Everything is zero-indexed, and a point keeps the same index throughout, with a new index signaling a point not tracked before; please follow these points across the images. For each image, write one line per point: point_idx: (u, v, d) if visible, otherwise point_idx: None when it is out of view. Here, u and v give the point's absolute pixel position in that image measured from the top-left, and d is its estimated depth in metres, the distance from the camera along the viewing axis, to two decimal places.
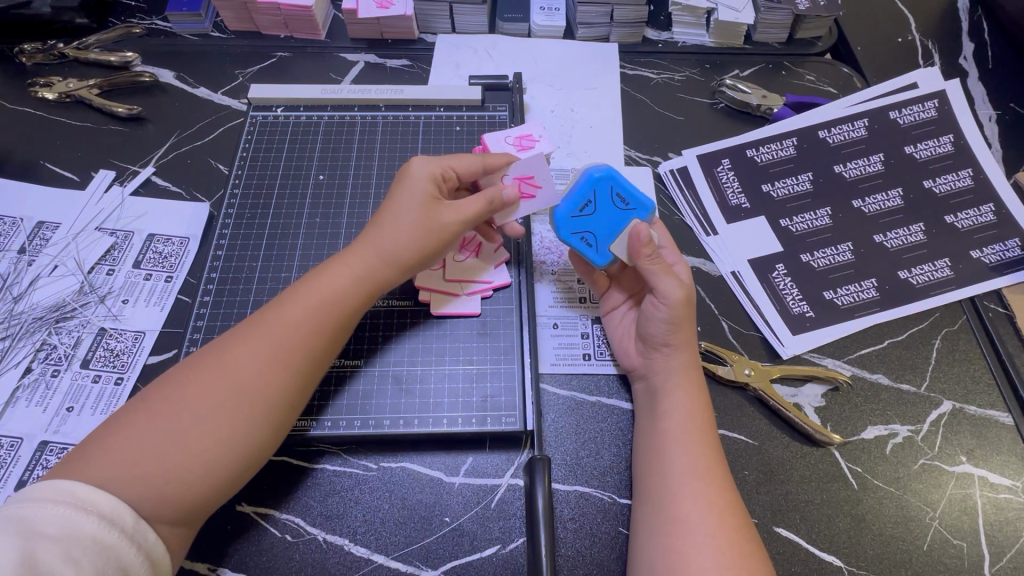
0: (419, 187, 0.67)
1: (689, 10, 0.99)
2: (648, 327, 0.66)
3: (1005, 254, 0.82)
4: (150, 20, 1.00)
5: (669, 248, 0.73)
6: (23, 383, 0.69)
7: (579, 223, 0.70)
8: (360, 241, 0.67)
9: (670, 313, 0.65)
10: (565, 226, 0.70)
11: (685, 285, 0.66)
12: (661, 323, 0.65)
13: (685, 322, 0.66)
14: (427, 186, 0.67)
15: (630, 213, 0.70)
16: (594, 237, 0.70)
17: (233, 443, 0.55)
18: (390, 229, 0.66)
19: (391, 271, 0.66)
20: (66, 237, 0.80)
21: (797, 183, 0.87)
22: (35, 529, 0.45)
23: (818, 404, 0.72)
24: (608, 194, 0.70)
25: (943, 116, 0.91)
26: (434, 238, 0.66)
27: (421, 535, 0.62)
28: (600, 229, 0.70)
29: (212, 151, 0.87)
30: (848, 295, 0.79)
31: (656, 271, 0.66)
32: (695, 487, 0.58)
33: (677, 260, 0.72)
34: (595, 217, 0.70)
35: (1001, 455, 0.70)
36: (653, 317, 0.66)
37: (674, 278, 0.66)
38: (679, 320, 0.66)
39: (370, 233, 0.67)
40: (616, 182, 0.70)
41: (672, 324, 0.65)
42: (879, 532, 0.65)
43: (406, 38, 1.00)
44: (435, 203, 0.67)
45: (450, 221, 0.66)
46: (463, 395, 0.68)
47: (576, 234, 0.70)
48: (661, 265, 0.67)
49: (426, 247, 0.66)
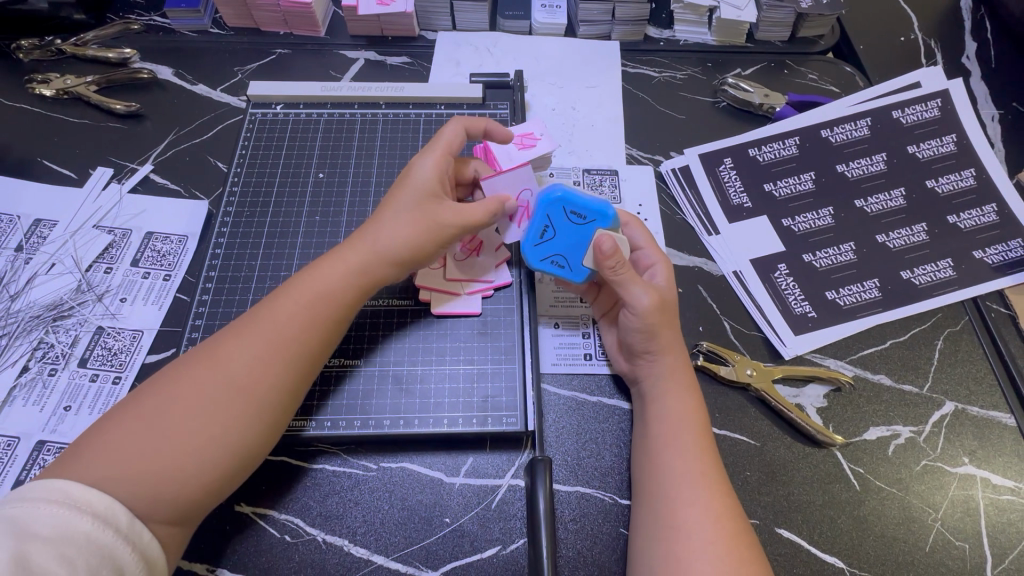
0: (421, 184, 0.67)
1: (692, 8, 0.98)
2: (626, 337, 0.66)
3: (1008, 254, 0.81)
4: (149, 16, 0.99)
5: (648, 249, 0.71)
6: (20, 382, 0.69)
7: (545, 249, 0.69)
8: (359, 237, 0.66)
9: (641, 322, 0.64)
10: (533, 255, 0.69)
11: (656, 290, 0.65)
12: (637, 333, 0.65)
13: (663, 326, 0.65)
14: (427, 183, 0.67)
15: (591, 225, 0.68)
16: (565, 257, 0.69)
17: (228, 441, 0.54)
18: (388, 224, 0.65)
19: (388, 270, 0.65)
20: (63, 235, 0.79)
21: (799, 183, 0.87)
22: (26, 529, 0.44)
23: (820, 404, 0.72)
24: (563, 214, 0.68)
25: (946, 116, 0.91)
26: (429, 234, 0.65)
27: (421, 536, 0.62)
28: (569, 249, 0.68)
29: (212, 148, 0.87)
30: (850, 294, 0.79)
31: (621, 280, 0.65)
32: (694, 492, 0.57)
33: (656, 262, 0.70)
34: (560, 239, 0.68)
35: (1003, 456, 0.70)
36: (628, 327, 0.65)
37: (643, 285, 0.65)
38: (655, 327, 0.64)
39: (368, 229, 0.66)
40: (568, 199, 0.68)
41: (647, 332, 0.64)
42: (881, 533, 0.65)
43: (406, 35, 0.99)
44: (434, 201, 0.66)
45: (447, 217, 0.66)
46: (463, 395, 0.68)
47: (547, 259, 0.69)
48: (628, 272, 0.65)
49: (422, 247, 0.65)
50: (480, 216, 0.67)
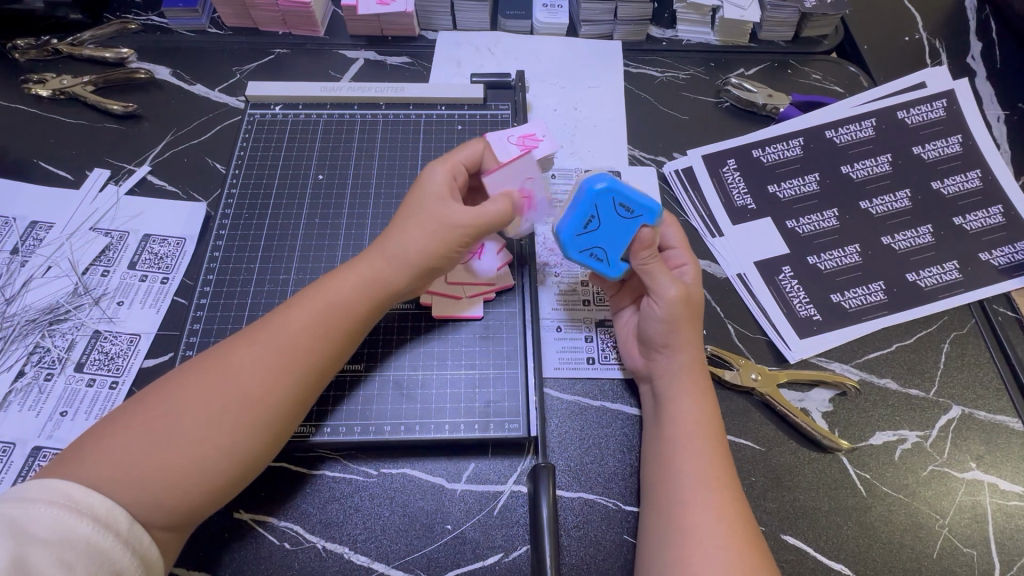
0: (433, 188, 0.66)
1: (695, 8, 0.97)
2: (647, 329, 0.66)
3: (1014, 256, 0.81)
4: (146, 16, 0.98)
5: (678, 248, 0.70)
6: (16, 386, 0.68)
7: (587, 241, 0.65)
8: (374, 247, 0.65)
9: (666, 313, 0.64)
10: (573, 246, 0.66)
11: (683, 284, 0.65)
12: (658, 324, 0.64)
13: (684, 321, 0.64)
14: (440, 189, 0.66)
15: (637, 220, 0.64)
16: (605, 251, 0.66)
17: (232, 450, 0.53)
18: (403, 233, 0.64)
19: (403, 279, 0.63)
20: (60, 237, 0.78)
21: (803, 184, 0.86)
22: (25, 531, 0.43)
23: (826, 408, 0.71)
24: (610, 207, 0.64)
25: (951, 117, 0.90)
26: (445, 239, 0.63)
27: (421, 543, 0.61)
28: (610, 242, 0.65)
29: (210, 150, 0.86)
30: (855, 297, 0.78)
31: (651, 270, 0.65)
32: (706, 496, 0.57)
33: (687, 261, 0.69)
34: (603, 232, 0.65)
35: (1011, 461, 0.69)
36: (651, 318, 0.65)
37: (671, 278, 0.65)
38: (677, 319, 0.64)
39: (383, 239, 0.65)
40: (619, 191, 0.63)
41: (669, 324, 0.64)
42: (888, 540, 0.64)
43: (406, 35, 0.98)
44: (448, 204, 0.65)
45: (462, 219, 0.63)
46: (465, 401, 0.67)
47: (586, 251, 0.66)
48: (658, 264, 0.65)
49: (439, 251, 0.63)
50: (493, 215, 0.64)
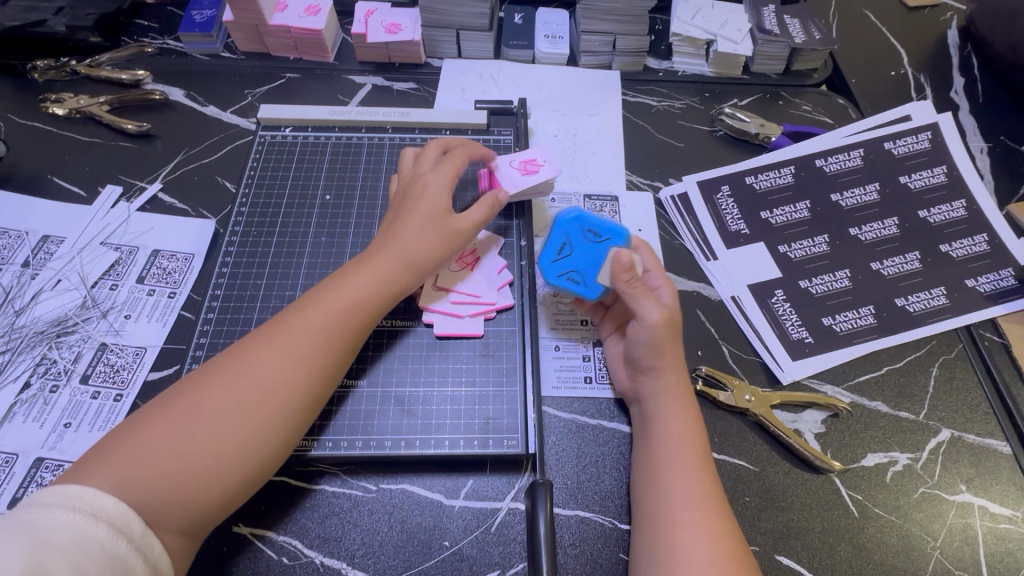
0: (435, 196, 0.70)
1: (690, 41, 1.02)
2: (633, 351, 0.67)
3: (999, 283, 0.83)
4: (162, 39, 1.01)
5: (654, 271, 0.72)
6: (21, 398, 0.68)
7: (562, 265, 0.71)
8: (378, 251, 0.67)
9: (651, 336, 0.65)
10: (550, 271, 0.71)
11: (664, 307, 0.67)
12: (644, 346, 0.66)
13: (668, 342, 0.66)
14: (442, 197, 0.70)
15: (605, 242, 0.72)
16: (581, 273, 0.70)
17: (250, 451, 0.54)
18: (412, 236, 0.67)
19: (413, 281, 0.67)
20: (71, 251, 0.80)
21: (795, 211, 0.89)
22: (39, 536, 0.44)
23: (818, 430, 0.72)
24: (579, 233, 0.72)
25: (936, 148, 0.94)
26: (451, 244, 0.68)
27: (420, 560, 0.62)
28: (583, 264, 0.71)
29: (220, 169, 0.88)
30: (846, 321, 0.80)
31: (632, 293, 0.67)
32: (695, 512, 0.58)
33: (662, 283, 0.71)
34: (575, 255, 0.71)
35: (1000, 484, 0.70)
36: (637, 340, 0.67)
37: (653, 300, 0.67)
38: (660, 342, 0.66)
39: (390, 242, 0.67)
40: (586, 220, 0.73)
41: (652, 346, 0.66)
42: (880, 561, 0.65)
43: (413, 62, 1.02)
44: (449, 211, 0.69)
45: (467, 226, 0.69)
46: (465, 417, 0.68)
47: (563, 276, 0.71)
48: (637, 287, 0.67)
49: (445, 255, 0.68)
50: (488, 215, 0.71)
